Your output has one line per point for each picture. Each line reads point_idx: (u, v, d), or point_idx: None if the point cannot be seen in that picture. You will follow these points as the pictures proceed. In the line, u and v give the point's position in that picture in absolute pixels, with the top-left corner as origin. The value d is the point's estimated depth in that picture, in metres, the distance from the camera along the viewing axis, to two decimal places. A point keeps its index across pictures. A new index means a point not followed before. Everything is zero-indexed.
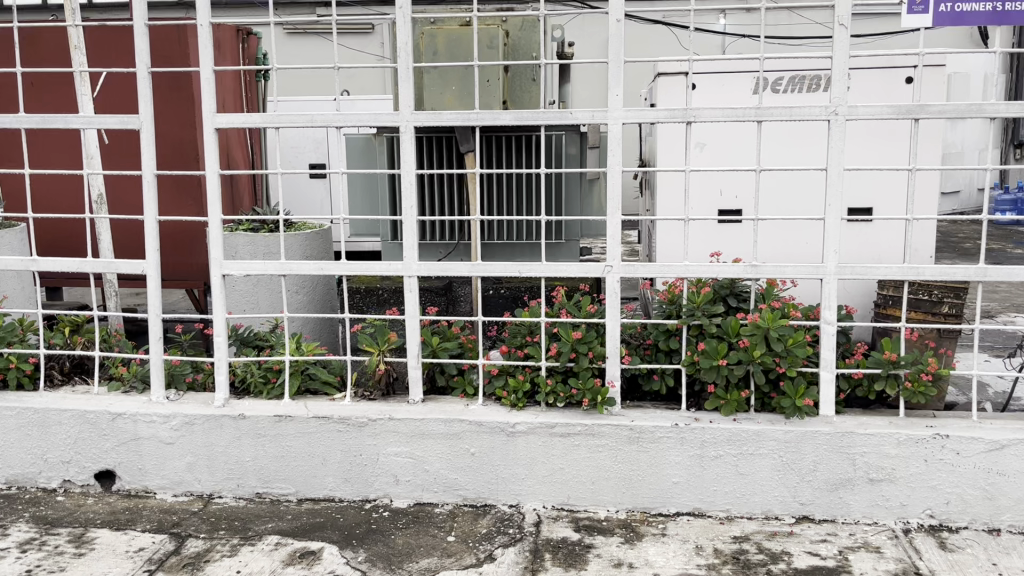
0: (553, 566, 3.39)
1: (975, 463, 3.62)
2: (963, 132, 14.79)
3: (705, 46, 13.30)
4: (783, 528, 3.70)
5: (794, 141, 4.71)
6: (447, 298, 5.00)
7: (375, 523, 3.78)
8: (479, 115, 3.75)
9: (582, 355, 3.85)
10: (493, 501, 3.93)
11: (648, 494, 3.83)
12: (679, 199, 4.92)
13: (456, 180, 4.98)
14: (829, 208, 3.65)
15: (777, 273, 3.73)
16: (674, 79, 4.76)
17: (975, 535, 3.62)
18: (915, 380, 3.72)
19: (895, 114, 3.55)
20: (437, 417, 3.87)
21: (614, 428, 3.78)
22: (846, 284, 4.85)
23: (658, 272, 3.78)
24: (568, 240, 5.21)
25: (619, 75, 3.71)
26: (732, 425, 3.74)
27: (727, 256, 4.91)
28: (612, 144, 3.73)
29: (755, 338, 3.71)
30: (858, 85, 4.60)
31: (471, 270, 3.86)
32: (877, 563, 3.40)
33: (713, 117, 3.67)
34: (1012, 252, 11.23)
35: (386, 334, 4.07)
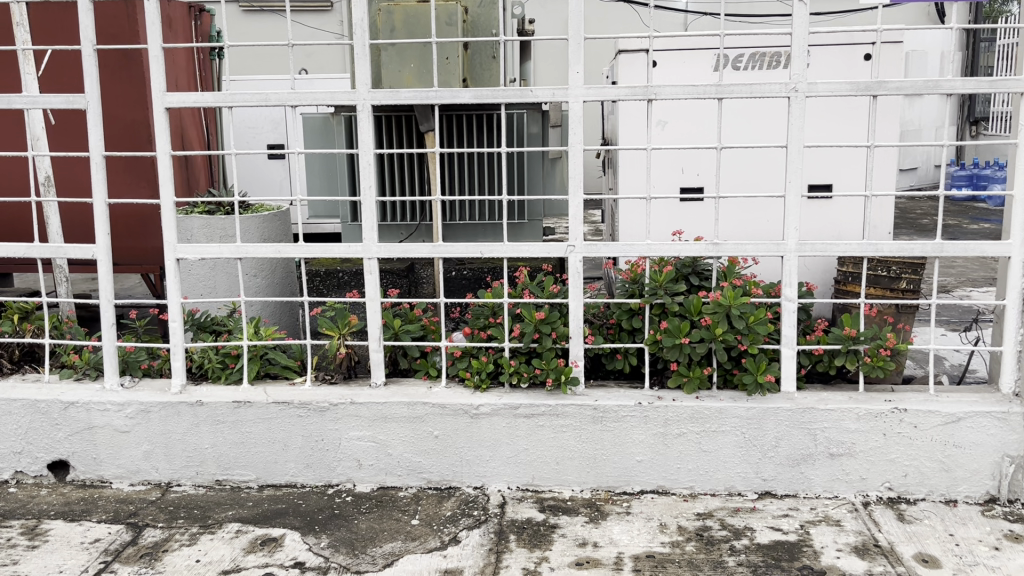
0: (517, 546, 3.39)
1: (932, 436, 3.68)
2: (921, 109, 15.01)
3: (666, 24, 13.34)
4: (746, 504, 3.73)
5: (754, 119, 4.71)
6: (408, 280, 4.95)
7: (338, 508, 3.74)
8: (438, 93, 3.69)
9: (545, 335, 3.84)
10: (457, 483, 3.91)
11: (611, 473, 3.84)
12: (640, 177, 4.91)
13: (417, 160, 4.92)
14: (789, 185, 3.64)
15: (738, 252, 3.73)
16: (635, 56, 4.73)
17: (933, 506, 3.68)
18: (874, 355, 3.76)
19: (853, 90, 3.54)
20: (399, 400, 3.83)
21: (578, 408, 3.78)
22: (807, 261, 4.89)
23: (621, 251, 3.76)
24: (531, 220, 5.16)
25: (580, 51, 3.67)
26: (695, 402, 3.75)
27: (689, 235, 4.92)
28: (573, 122, 3.70)
29: (716, 317, 3.71)
30: (817, 61, 4.61)
31: (432, 252, 3.80)
32: (837, 537, 3.44)
33: (674, 94, 3.64)
34: (968, 227, 11.47)
35: (346, 317, 3.99)
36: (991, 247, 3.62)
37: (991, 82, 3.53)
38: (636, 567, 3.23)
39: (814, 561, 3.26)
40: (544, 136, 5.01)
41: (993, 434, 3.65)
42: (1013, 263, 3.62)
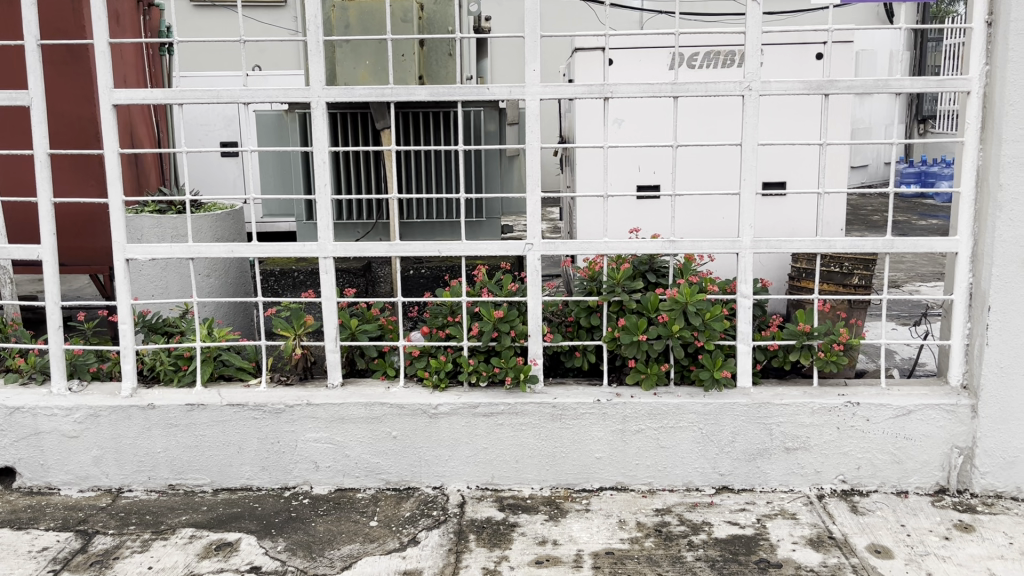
0: (477, 546, 3.37)
1: (884, 429, 3.75)
2: (871, 108, 15.32)
3: (622, 22, 13.44)
4: (704, 499, 3.76)
5: (709, 117, 4.75)
6: (365, 279, 4.91)
7: (295, 511, 3.69)
8: (394, 91, 3.66)
9: (504, 334, 3.83)
10: (417, 483, 3.88)
11: (571, 470, 3.84)
12: (598, 175, 4.93)
13: (373, 158, 4.88)
14: (744, 183, 3.68)
15: (694, 249, 3.76)
16: (592, 54, 4.74)
17: (885, 498, 3.75)
18: (828, 350, 3.82)
19: (806, 89, 3.58)
20: (357, 401, 3.79)
21: (537, 406, 3.78)
22: (762, 258, 4.96)
23: (579, 249, 3.77)
24: (489, 218, 5.14)
25: (536, 49, 3.66)
26: (653, 399, 3.78)
27: (646, 232, 4.96)
28: (530, 120, 3.69)
29: (673, 313, 3.75)
30: (770, 60, 4.66)
31: (390, 250, 3.77)
32: (793, 530, 3.49)
33: (631, 93, 3.65)
34: (917, 223, 11.72)
35: (301, 317, 3.93)
36: (939, 243, 3.69)
37: (938, 82, 3.61)
38: (596, 565, 3.24)
39: (770, 555, 3.30)
40: (502, 134, 5.00)
41: (942, 425, 3.73)
42: (960, 258, 3.70)
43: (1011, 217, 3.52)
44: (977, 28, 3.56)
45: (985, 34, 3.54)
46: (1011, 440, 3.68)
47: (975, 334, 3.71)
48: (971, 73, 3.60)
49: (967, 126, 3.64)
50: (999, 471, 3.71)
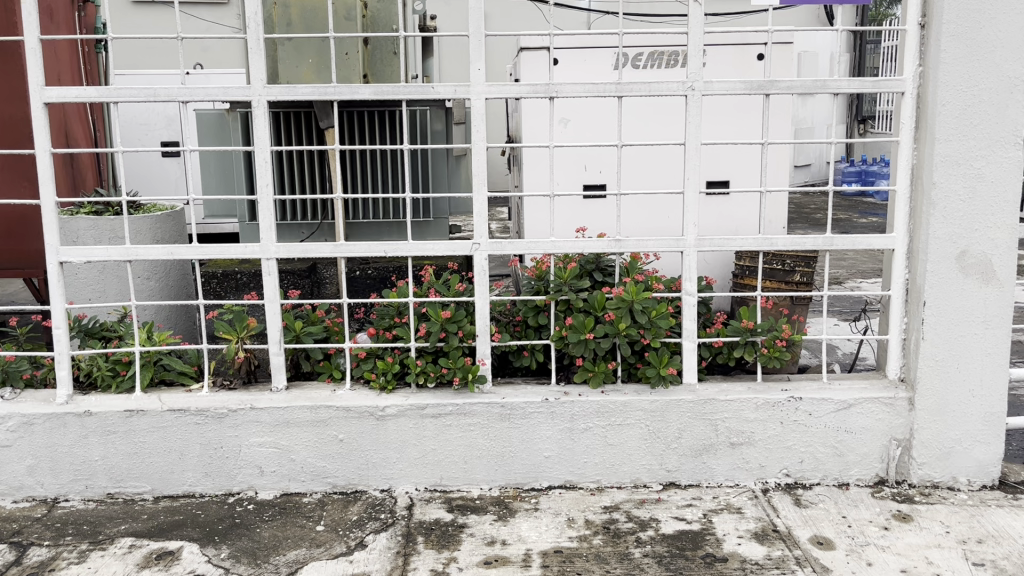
0: (425, 548, 3.35)
1: (826, 423, 3.82)
2: (813, 108, 15.64)
3: (569, 23, 13.52)
4: (651, 495, 3.79)
5: (653, 117, 4.80)
6: (311, 280, 4.86)
7: (239, 517, 3.63)
8: (337, 89, 3.62)
9: (451, 334, 3.81)
10: (364, 486, 3.84)
11: (520, 470, 3.84)
12: (544, 174, 4.95)
13: (318, 158, 4.81)
14: (688, 182, 3.72)
15: (640, 247, 3.78)
16: (538, 53, 4.75)
17: (827, 490, 3.83)
18: (771, 346, 3.87)
19: (747, 89, 3.64)
20: (302, 404, 3.74)
21: (485, 406, 3.77)
22: (706, 256, 5.02)
23: (526, 248, 3.77)
24: (437, 218, 5.11)
25: (481, 48, 3.64)
26: (601, 397, 3.79)
27: (593, 231, 4.98)
28: (475, 120, 3.68)
29: (620, 311, 3.77)
30: (713, 61, 4.72)
31: (334, 251, 3.72)
32: (738, 524, 3.54)
33: (576, 93, 3.65)
34: (858, 220, 11.99)
35: (244, 320, 3.86)
36: (877, 240, 3.78)
37: (875, 82, 3.69)
38: (545, 564, 3.25)
39: (716, 549, 3.34)
40: (448, 133, 4.97)
41: (881, 418, 3.82)
42: (897, 255, 3.79)
43: (944, 215, 3.62)
44: (911, 30, 3.65)
45: (918, 35, 3.64)
46: (947, 431, 3.78)
47: (911, 328, 3.80)
48: (905, 74, 3.70)
49: (902, 126, 3.74)
50: (935, 462, 3.81)
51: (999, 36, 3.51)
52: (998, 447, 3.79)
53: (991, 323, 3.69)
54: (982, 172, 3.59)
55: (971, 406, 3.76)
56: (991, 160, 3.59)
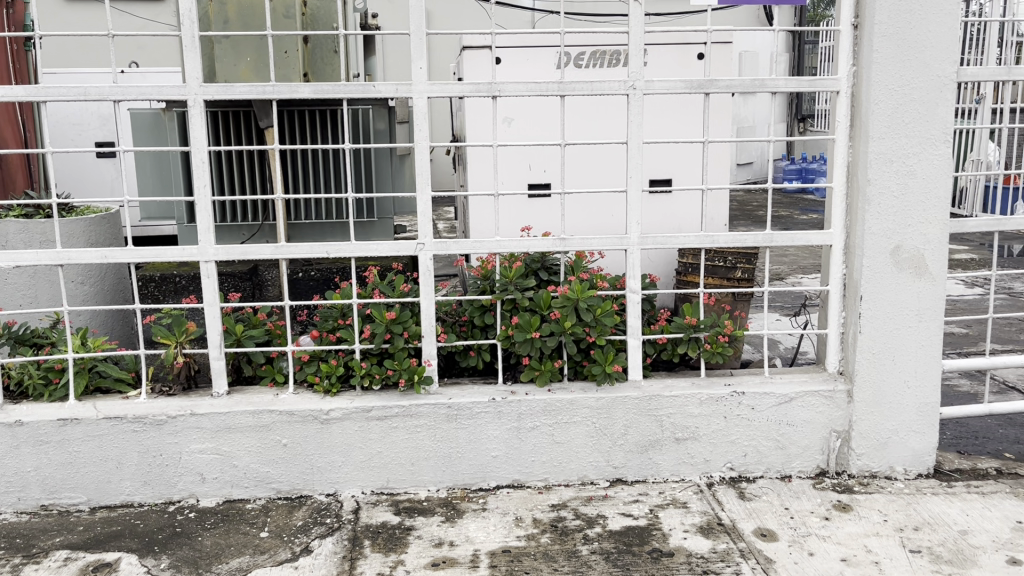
0: (372, 552, 3.32)
1: (768, 416, 3.89)
2: (754, 107, 15.90)
3: (514, 21, 13.55)
4: (598, 492, 3.81)
5: (596, 116, 4.83)
6: (252, 283, 4.75)
7: (179, 526, 3.55)
8: (276, 88, 3.56)
9: (397, 335, 3.78)
10: (309, 491, 3.79)
11: (467, 470, 3.83)
12: (489, 173, 4.94)
13: (258, 158, 4.73)
14: (631, 180, 3.74)
15: (584, 246, 3.79)
16: (480, 52, 4.74)
17: (770, 483, 3.89)
18: (713, 342, 3.93)
19: (687, 88, 3.68)
20: (244, 409, 3.67)
21: (431, 407, 3.75)
22: (650, 254, 5.07)
23: (471, 248, 3.76)
24: (381, 218, 5.06)
25: (422, 47, 3.62)
26: (547, 395, 3.80)
27: (538, 231, 4.99)
28: (417, 119, 3.65)
29: (565, 310, 3.78)
30: (653, 60, 4.77)
31: (275, 252, 3.67)
32: (684, 518, 3.58)
33: (518, 91, 3.64)
34: (799, 217, 12.20)
35: (183, 324, 3.77)
36: (815, 237, 3.86)
37: (811, 82, 3.76)
38: (492, 564, 3.24)
39: (662, 544, 3.37)
40: (391, 132, 4.92)
41: (821, 411, 3.90)
42: (834, 251, 3.88)
43: (878, 211, 3.71)
44: (845, 30, 3.74)
45: (852, 35, 3.72)
46: (884, 422, 3.87)
47: (849, 322, 3.89)
48: (840, 73, 3.78)
49: (838, 125, 3.82)
50: (873, 452, 3.90)
51: (928, 36, 3.60)
52: (932, 436, 3.90)
53: (924, 315, 3.79)
54: (914, 168, 3.69)
55: (907, 397, 3.86)
56: (922, 157, 3.68)
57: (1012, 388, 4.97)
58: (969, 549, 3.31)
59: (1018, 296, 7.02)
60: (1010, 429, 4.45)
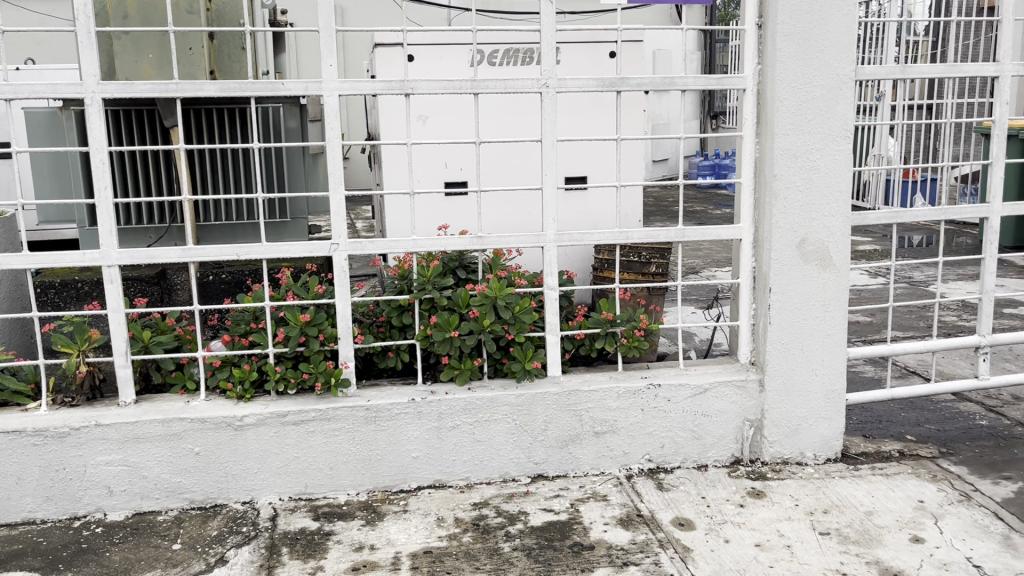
0: (290, 559, 3.26)
1: (684, 407, 3.97)
2: (668, 105, 16.24)
3: (429, 19, 13.50)
4: (520, 489, 3.82)
5: (510, 113, 4.86)
6: (160, 287, 4.59)
7: (86, 542, 3.41)
8: (179, 86, 3.45)
9: (312, 337, 3.71)
10: (224, 500, 3.69)
11: (388, 473, 3.79)
12: (404, 172, 4.91)
13: (164, 158, 4.58)
14: (546, 177, 3.75)
15: (501, 244, 3.78)
16: (393, 50, 4.70)
17: (687, 473, 3.97)
18: (630, 336, 4.00)
19: (599, 87, 3.70)
20: (153, 418, 3.56)
21: (349, 410, 3.70)
22: (567, 250, 5.16)
23: (386, 248, 3.71)
24: (295, 218, 4.97)
25: (332, 44, 3.56)
26: (467, 393, 3.79)
27: (454, 229, 4.99)
28: (329, 117, 3.59)
29: (484, 308, 3.79)
30: (566, 59, 4.82)
31: (182, 255, 3.55)
32: (603, 511, 3.62)
33: (431, 90, 3.60)
34: (712, 213, 12.50)
35: (86, 331, 3.63)
36: (725, 231, 3.95)
37: (719, 80, 3.85)
38: (414, 565, 3.22)
39: (583, 538, 3.41)
40: (303, 131, 4.83)
41: (735, 401, 4.00)
42: (744, 244, 3.98)
43: (785, 205, 3.82)
44: (749, 30, 3.83)
45: (756, 35, 3.82)
46: (794, 410, 4.00)
47: (760, 314, 4.00)
48: (746, 72, 3.88)
49: (745, 121, 3.92)
50: (784, 439, 4.02)
51: (828, 36, 3.73)
52: (839, 422, 4.04)
53: (830, 305, 3.92)
54: (817, 163, 3.81)
55: (815, 384, 3.99)
56: (825, 152, 3.81)
57: (913, 373, 5.20)
58: (874, 529, 3.45)
59: (918, 285, 7.35)
60: (911, 412, 4.66)
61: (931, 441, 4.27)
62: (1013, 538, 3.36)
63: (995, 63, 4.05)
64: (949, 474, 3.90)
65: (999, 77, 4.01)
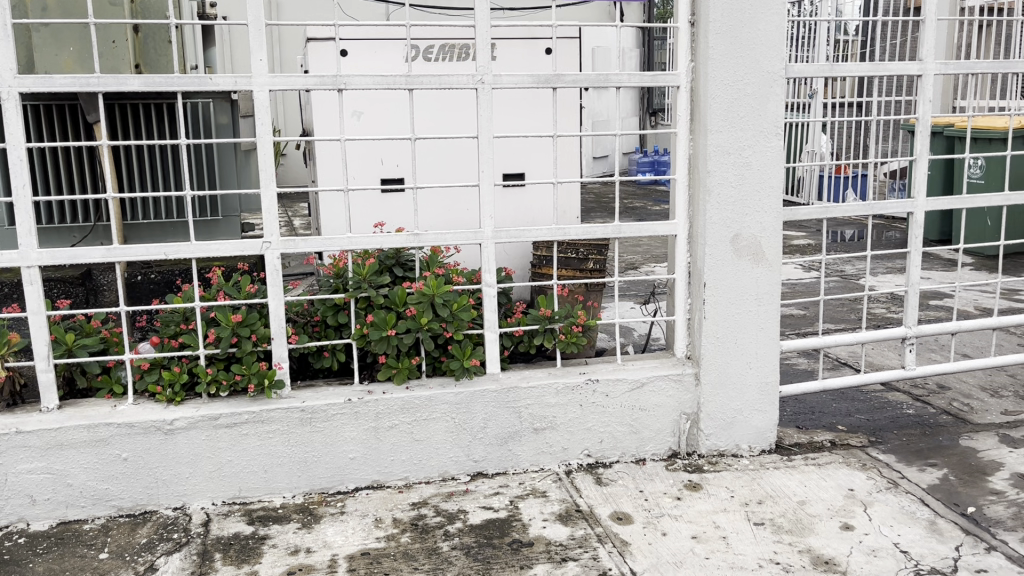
0: (223, 565, 3.19)
1: (621, 402, 3.99)
2: (607, 101, 16.36)
3: (368, 13, 13.35)
4: (459, 487, 3.80)
5: (447, 109, 4.82)
6: (85, 288, 4.47)
7: (7, 553, 3.29)
8: (101, 80, 3.33)
9: (244, 338, 3.64)
10: (154, 507, 3.59)
11: (324, 474, 3.73)
12: (340, 168, 4.84)
13: (88, 154, 4.45)
14: (483, 174, 3.73)
15: (438, 241, 3.75)
16: (326, 44, 4.63)
17: (625, 467, 4.00)
18: (568, 332, 4.01)
19: (534, 83, 3.69)
20: (77, 424, 3.45)
21: (284, 411, 3.63)
22: (506, 247, 5.15)
23: (320, 246, 3.65)
24: (227, 216, 4.88)
25: (262, 38, 3.48)
26: (405, 393, 3.76)
27: (391, 226, 4.94)
28: (259, 112, 3.50)
29: (421, 306, 3.77)
30: (501, 55, 4.81)
31: (106, 255, 3.42)
32: (543, 507, 3.63)
33: (365, 85, 3.54)
34: (651, 208, 12.64)
35: (5, 336, 3.49)
36: (660, 226, 3.99)
37: (653, 77, 3.88)
38: (351, 567, 3.18)
39: (522, 535, 3.41)
40: (235, 127, 4.72)
41: (671, 394, 4.04)
42: (679, 240, 4.02)
43: (718, 201, 3.87)
44: (682, 27, 3.87)
45: (689, 33, 3.86)
46: (729, 403, 4.06)
47: (695, 308, 4.05)
48: (679, 69, 3.92)
49: (679, 118, 3.96)
50: (720, 432, 4.08)
51: (758, 34, 3.79)
52: (773, 414, 4.12)
53: (762, 299, 3.99)
54: (749, 160, 3.87)
55: (749, 377, 4.06)
56: (756, 149, 3.87)
57: (844, 365, 5.33)
58: (807, 518, 3.52)
59: (849, 278, 7.54)
60: (843, 402, 4.77)
61: (861, 431, 4.38)
62: (938, 523, 3.47)
63: (919, 62, 4.15)
64: (878, 462, 4.01)
65: (922, 76, 4.11)
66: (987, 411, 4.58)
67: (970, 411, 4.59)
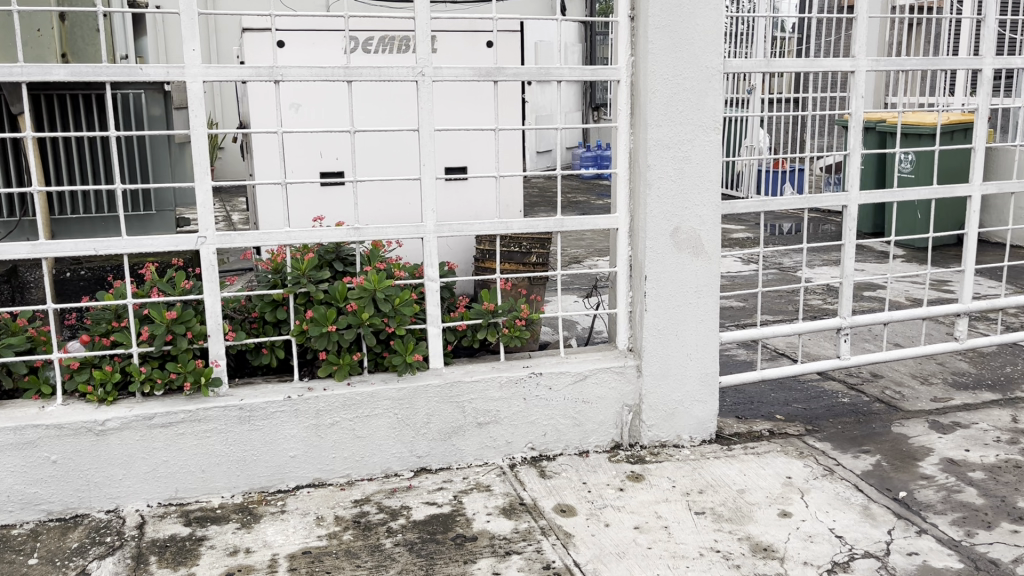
0: (159, 568, 3.11)
1: (565, 395, 4.01)
2: (551, 96, 16.43)
3: (307, 5, 13.16)
4: (402, 483, 3.77)
5: (387, 102, 4.78)
6: (11, 286, 4.35)
7: None
8: (24, 70, 3.20)
9: (179, 335, 3.55)
10: (86, 510, 3.49)
11: (264, 473, 3.67)
12: (279, 162, 4.76)
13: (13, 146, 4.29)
14: (424, 167, 3.70)
15: (379, 235, 3.71)
16: (262, 35, 4.54)
17: (569, 459, 4.02)
18: (511, 326, 4.01)
19: (475, 76, 3.67)
20: (3, 426, 3.33)
21: (222, 410, 3.55)
22: (449, 241, 5.11)
23: (257, 240, 3.57)
24: (161, 211, 4.75)
25: (195, 27, 3.39)
26: (346, 389, 3.71)
27: (331, 220, 4.88)
28: (193, 103, 3.41)
29: (362, 301, 3.73)
30: (442, 48, 4.78)
31: (32, 251, 3.27)
32: (487, 501, 3.62)
33: (301, 76, 3.48)
34: (595, 203, 12.73)
35: None
36: (602, 220, 4.01)
37: (593, 71, 3.89)
38: (292, 567, 3.13)
39: (466, 529, 3.40)
40: (169, 119, 4.60)
41: (614, 387, 4.07)
42: (621, 233, 4.05)
43: (658, 194, 3.91)
44: (622, 21, 3.89)
45: (629, 27, 3.88)
46: (670, 394, 4.10)
47: (636, 301, 4.08)
48: (620, 63, 3.93)
49: (619, 112, 3.98)
50: (662, 423, 4.13)
51: (697, 29, 3.83)
52: (713, 404, 4.18)
53: (702, 291, 4.04)
54: (688, 154, 3.92)
55: (690, 368, 4.11)
56: (695, 143, 3.91)
57: (782, 355, 5.44)
58: (746, 506, 3.58)
59: (787, 270, 7.70)
60: (781, 393, 4.87)
61: (799, 420, 4.48)
62: (871, 508, 3.56)
63: (852, 59, 4.24)
64: (815, 450, 4.10)
65: (854, 72, 4.21)
66: (917, 398, 4.72)
67: (902, 398, 4.73)
